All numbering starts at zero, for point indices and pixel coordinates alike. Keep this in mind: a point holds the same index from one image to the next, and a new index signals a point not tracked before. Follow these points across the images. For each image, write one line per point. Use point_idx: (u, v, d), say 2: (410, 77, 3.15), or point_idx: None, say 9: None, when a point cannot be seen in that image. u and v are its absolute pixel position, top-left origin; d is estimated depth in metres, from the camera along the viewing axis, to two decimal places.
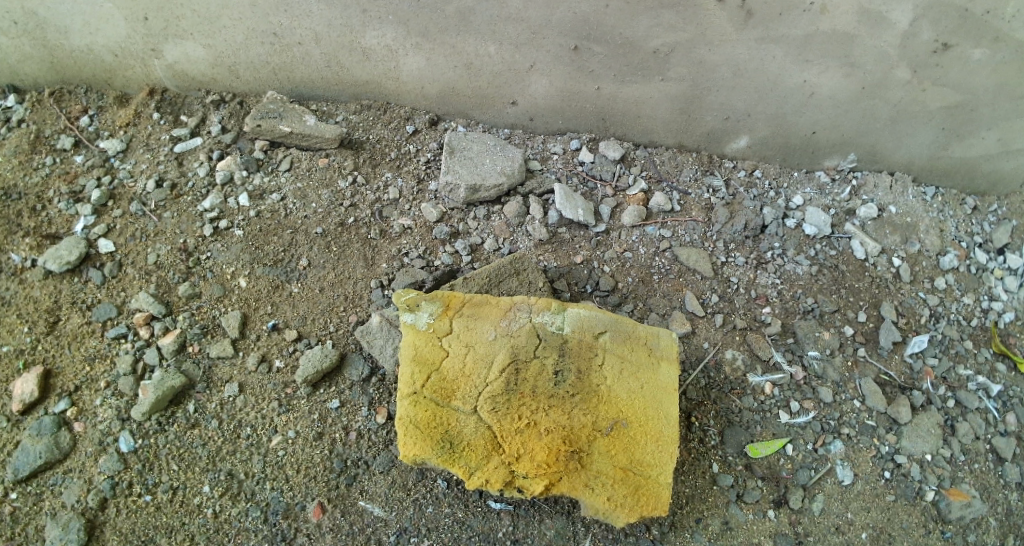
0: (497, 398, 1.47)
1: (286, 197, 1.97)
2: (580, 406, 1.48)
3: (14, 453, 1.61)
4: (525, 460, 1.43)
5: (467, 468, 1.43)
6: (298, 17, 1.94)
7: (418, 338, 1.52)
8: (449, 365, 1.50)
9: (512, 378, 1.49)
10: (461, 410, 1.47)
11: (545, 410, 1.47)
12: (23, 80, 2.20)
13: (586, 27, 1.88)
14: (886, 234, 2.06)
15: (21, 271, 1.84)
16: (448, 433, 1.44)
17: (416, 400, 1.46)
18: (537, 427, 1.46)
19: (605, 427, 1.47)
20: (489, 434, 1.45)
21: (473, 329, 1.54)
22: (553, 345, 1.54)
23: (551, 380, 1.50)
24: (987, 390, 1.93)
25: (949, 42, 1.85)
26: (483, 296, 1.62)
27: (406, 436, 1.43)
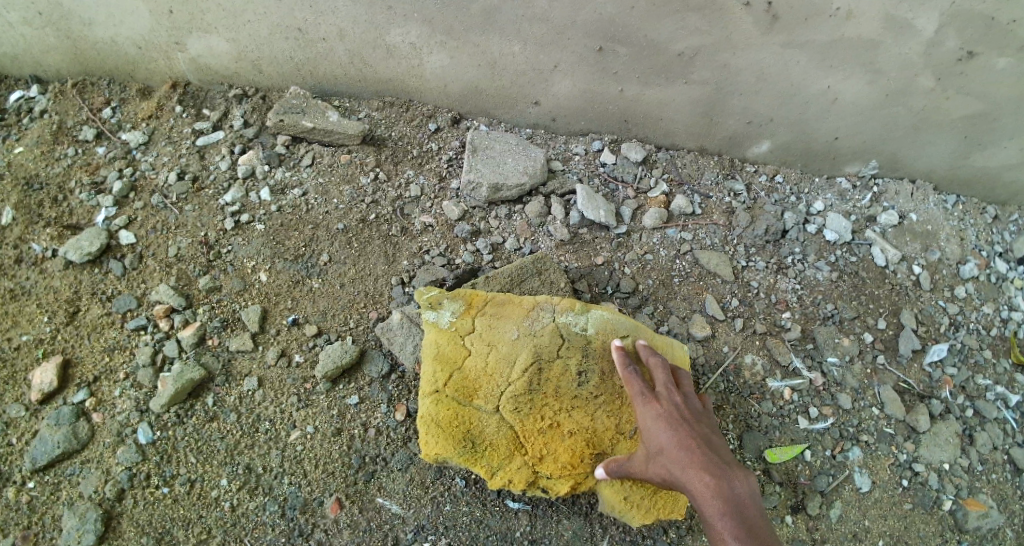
0: (520, 398, 1.48)
1: (307, 192, 1.98)
2: (602, 407, 1.49)
3: (33, 442, 1.62)
4: (549, 461, 1.46)
5: (489, 466, 1.46)
6: (323, 13, 1.93)
7: (440, 337, 1.52)
8: (471, 364, 1.50)
9: (535, 378, 1.49)
10: (484, 409, 1.47)
11: (568, 411, 1.48)
12: (47, 71, 2.22)
13: (611, 29, 1.86)
14: (907, 241, 2.06)
15: (43, 260, 1.86)
16: (470, 433, 1.46)
17: (438, 398, 1.46)
18: (560, 429, 1.47)
19: (627, 429, 1.47)
20: (511, 434, 1.47)
21: (496, 328, 1.54)
22: (576, 346, 1.54)
23: (574, 381, 1.50)
24: (1005, 400, 1.91)
25: (975, 50, 1.79)
26: (504, 295, 1.62)
27: (429, 435, 1.44)
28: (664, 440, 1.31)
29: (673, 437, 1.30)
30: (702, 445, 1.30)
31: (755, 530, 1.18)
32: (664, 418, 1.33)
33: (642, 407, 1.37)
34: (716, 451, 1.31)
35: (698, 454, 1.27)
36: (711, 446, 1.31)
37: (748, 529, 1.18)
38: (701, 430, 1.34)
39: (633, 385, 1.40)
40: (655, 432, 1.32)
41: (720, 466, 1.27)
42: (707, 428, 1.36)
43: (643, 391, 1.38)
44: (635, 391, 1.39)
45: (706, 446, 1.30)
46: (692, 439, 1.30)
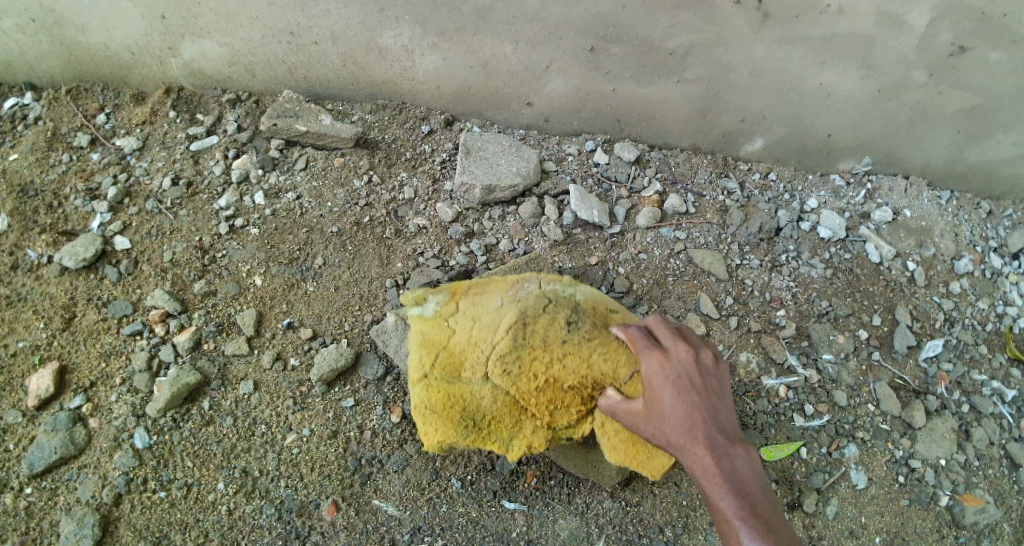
0: (508, 358, 1.40)
1: (301, 195, 1.98)
2: (598, 351, 1.42)
3: (30, 448, 1.62)
4: (559, 416, 1.41)
5: (500, 441, 1.42)
6: (316, 15, 1.94)
7: (424, 324, 1.48)
8: (457, 340, 1.45)
9: (520, 334, 1.42)
10: (474, 381, 1.42)
11: (561, 361, 1.41)
12: (41, 78, 2.22)
13: (604, 27, 1.86)
14: (901, 237, 2.06)
15: (38, 267, 1.86)
16: (468, 411, 1.41)
17: (427, 382, 1.42)
18: (557, 383, 1.40)
19: (624, 374, 1.39)
20: (510, 401, 1.41)
21: (480, 304, 1.51)
22: (562, 303, 1.49)
23: (563, 329, 1.44)
24: (1001, 395, 1.91)
25: (967, 45, 1.79)
26: (485, 280, 1.61)
27: (427, 424, 1.41)
28: (668, 407, 1.20)
29: (678, 404, 1.20)
30: (710, 417, 1.19)
31: (759, 512, 1.11)
32: (671, 383, 1.22)
33: (647, 367, 1.25)
34: (725, 424, 1.21)
35: (704, 427, 1.18)
36: (721, 417, 1.21)
37: (752, 513, 1.10)
38: (712, 399, 1.22)
39: (640, 344, 1.29)
40: (661, 398, 1.22)
41: (726, 441, 1.18)
42: (720, 393, 1.25)
43: (650, 351, 1.27)
44: (641, 349, 1.28)
45: (714, 418, 1.20)
46: (698, 410, 1.19)
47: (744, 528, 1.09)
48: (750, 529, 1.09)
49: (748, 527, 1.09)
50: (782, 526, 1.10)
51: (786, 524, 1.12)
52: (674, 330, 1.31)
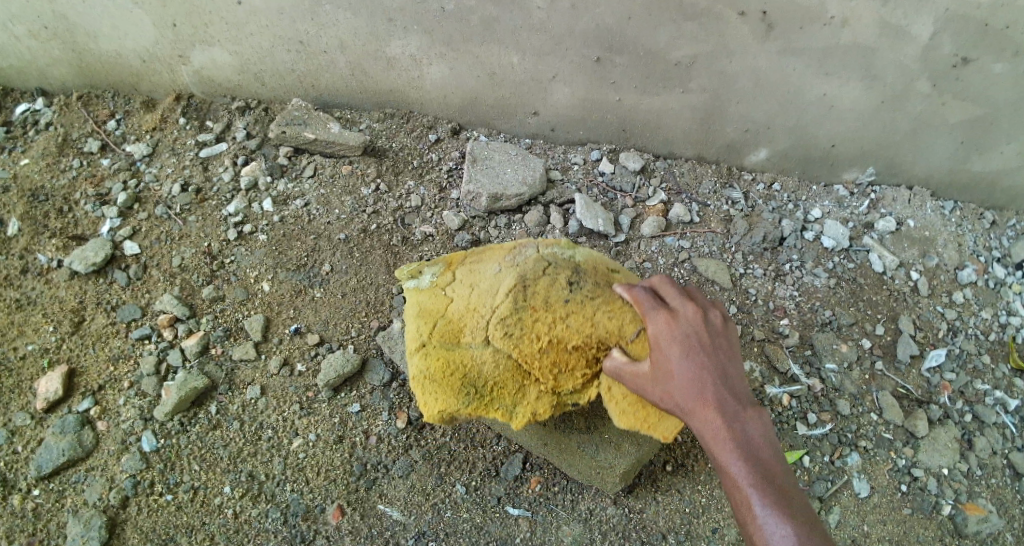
0: (508, 320, 1.31)
1: (309, 202, 2.00)
2: (603, 308, 1.31)
3: (38, 450, 1.64)
4: (565, 381, 1.33)
5: (504, 409, 1.34)
6: (324, 25, 1.95)
7: (420, 295, 1.41)
8: (454, 308, 1.37)
9: (520, 296, 1.32)
10: (474, 347, 1.33)
11: (564, 321, 1.31)
12: (52, 84, 2.25)
13: (609, 38, 1.87)
14: (905, 247, 2.08)
15: (48, 271, 1.89)
16: (468, 378, 1.32)
17: (425, 351, 1.34)
18: (561, 344, 1.30)
19: (631, 331, 1.29)
20: (512, 366, 1.32)
21: (477, 270, 1.42)
22: (563, 262, 1.38)
23: (565, 289, 1.33)
24: (1004, 405, 1.92)
25: (969, 56, 1.78)
26: (482, 246, 1.51)
27: (425, 394, 1.33)
28: (675, 369, 1.15)
29: (686, 366, 1.15)
30: (719, 379, 1.15)
31: (771, 478, 1.07)
32: (679, 343, 1.17)
33: (653, 328, 1.20)
34: (735, 386, 1.16)
35: (714, 390, 1.14)
36: (731, 379, 1.17)
37: (764, 479, 1.07)
38: (722, 360, 1.18)
39: (646, 303, 1.24)
40: (669, 360, 1.16)
41: (736, 405, 1.13)
42: (730, 356, 1.20)
43: (656, 311, 1.21)
44: (647, 309, 1.23)
45: (724, 381, 1.15)
46: (707, 372, 1.15)
47: (755, 495, 1.05)
48: (763, 495, 1.05)
49: (760, 493, 1.05)
50: (796, 493, 1.07)
51: (800, 492, 1.08)
52: (682, 290, 1.26)
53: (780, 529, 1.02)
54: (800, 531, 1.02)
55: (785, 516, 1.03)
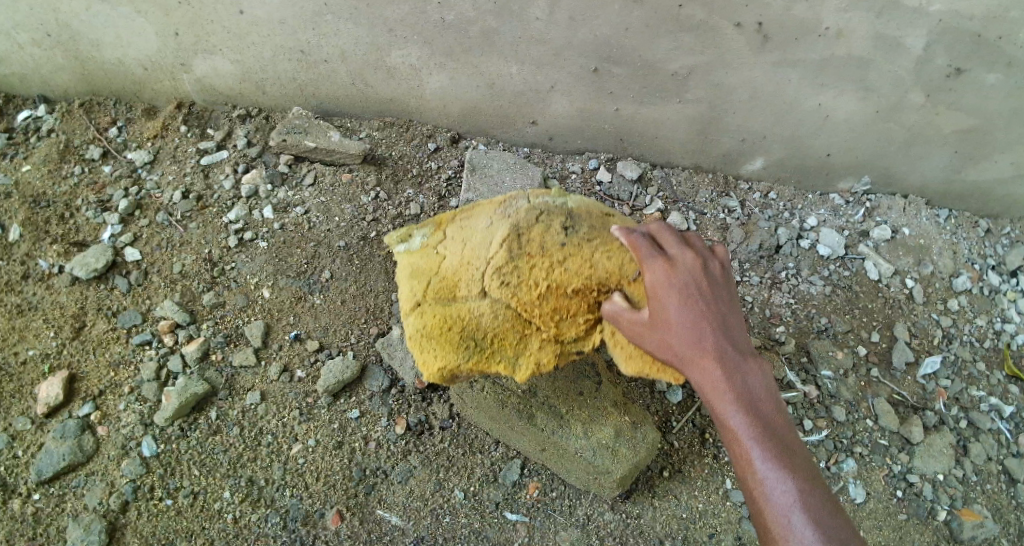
0: (504, 269, 1.25)
1: (309, 210, 2.02)
2: (601, 250, 1.26)
3: (38, 455, 1.65)
4: (566, 328, 1.28)
5: (506, 360, 1.31)
6: (326, 35, 1.97)
7: (413, 258, 1.37)
8: (448, 265, 1.32)
9: (515, 244, 1.26)
10: (472, 300, 1.28)
11: (562, 265, 1.24)
12: (54, 91, 2.27)
13: (608, 49, 1.88)
14: (900, 256, 2.11)
15: (49, 277, 1.90)
16: (466, 332, 1.28)
17: (421, 310, 1.30)
18: (561, 289, 1.24)
19: (632, 272, 1.24)
20: (511, 315, 1.27)
21: (468, 227, 1.36)
22: (557, 209, 1.32)
23: (560, 234, 1.27)
24: (999, 412, 1.93)
25: (963, 67, 1.80)
26: (473, 206, 1.46)
27: (424, 352, 1.31)
28: (675, 318, 1.11)
29: (686, 316, 1.10)
30: (719, 328, 1.11)
31: (771, 430, 1.05)
32: (678, 292, 1.11)
33: (651, 274, 1.14)
34: (737, 336, 1.12)
35: (714, 340, 1.09)
36: (731, 327, 1.12)
37: (765, 432, 1.05)
38: (722, 308, 1.13)
39: (643, 249, 1.17)
40: (667, 310, 1.11)
41: (738, 355, 1.10)
42: (729, 303, 1.15)
43: (654, 258, 1.15)
44: (644, 255, 1.17)
45: (724, 329, 1.11)
46: (707, 321, 1.10)
47: (756, 448, 1.04)
48: (763, 448, 1.03)
49: (760, 446, 1.04)
50: (796, 444, 1.06)
51: (799, 442, 1.07)
52: (680, 234, 1.20)
53: (781, 481, 1.01)
54: (799, 483, 1.02)
55: (785, 469, 1.02)
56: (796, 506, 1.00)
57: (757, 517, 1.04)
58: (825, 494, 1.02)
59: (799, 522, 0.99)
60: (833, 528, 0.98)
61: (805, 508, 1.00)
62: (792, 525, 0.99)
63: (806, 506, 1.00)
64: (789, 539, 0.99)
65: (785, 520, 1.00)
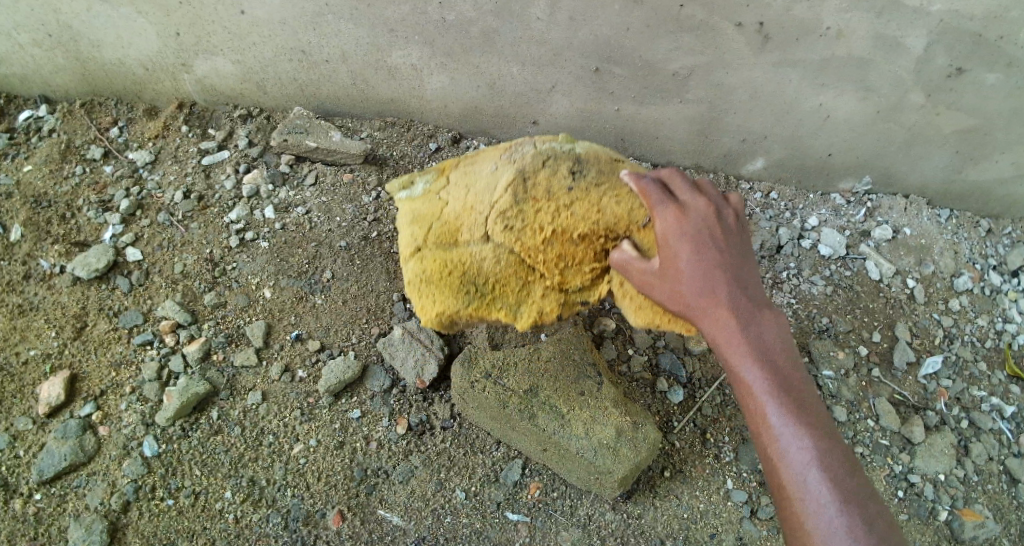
0: (509, 214, 1.23)
1: (310, 210, 2.02)
2: (609, 196, 1.23)
3: (39, 455, 1.65)
4: (571, 276, 1.28)
5: (507, 307, 1.32)
6: (326, 35, 1.97)
7: (415, 204, 1.35)
8: (451, 210, 1.30)
9: (520, 189, 1.23)
10: (475, 245, 1.27)
11: (568, 209, 1.22)
12: (56, 91, 2.27)
13: (608, 49, 1.88)
14: (900, 255, 2.11)
15: (50, 277, 1.90)
16: (469, 277, 1.28)
17: (421, 256, 1.31)
18: (566, 234, 1.23)
19: (642, 218, 1.22)
20: (515, 261, 1.26)
21: (472, 172, 1.33)
22: (564, 154, 1.28)
23: (567, 179, 1.24)
24: (1000, 411, 1.93)
25: (964, 67, 1.80)
26: (479, 152, 1.42)
27: (423, 298, 1.33)
28: (687, 268, 1.07)
29: (698, 265, 1.07)
30: (733, 278, 1.08)
31: (786, 383, 1.04)
32: (690, 241, 1.08)
33: (662, 222, 1.11)
34: (750, 287, 1.09)
35: (728, 291, 1.06)
36: (745, 278, 1.10)
37: (781, 388, 1.03)
38: (736, 259, 1.10)
39: (653, 196, 1.14)
40: (680, 259, 1.08)
41: (752, 306, 1.07)
42: (742, 253, 1.12)
43: (665, 205, 1.11)
44: (655, 202, 1.13)
45: (738, 280, 1.08)
46: (721, 271, 1.07)
47: (772, 403, 1.02)
48: (778, 402, 1.02)
49: (777, 402, 1.02)
50: (812, 400, 1.04)
51: (815, 398, 1.06)
52: (691, 182, 1.16)
53: (797, 438, 1.00)
54: (816, 439, 1.00)
55: (802, 425, 1.01)
56: (812, 463, 0.99)
57: (772, 474, 1.03)
58: (841, 450, 1.01)
59: (816, 480, 0.98)
60: (849, 485, 0.98)
61: (820, 463, 0.99)
62: (808, 483, 0.98)
63: (821, 461, 0.99)
64: (805, 496, 0.98)
65: (800, 477, 0.99)
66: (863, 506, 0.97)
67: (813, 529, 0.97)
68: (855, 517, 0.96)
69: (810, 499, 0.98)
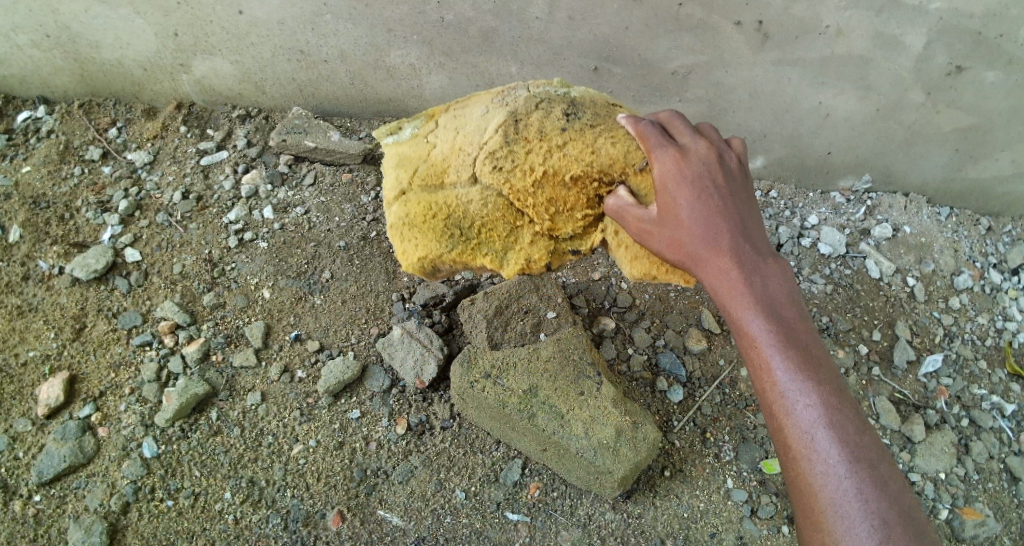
0: (498, 154, 1.18)
1: (309, 210, 2.02)
2: (604, 137, 1.19)
3: (39, 456, 1.65)
4: (562, 223, 1.24)
5: (493, 254, 1.29)
6: (325, 35, 1.96)
7: (401, 147, 1.31)
8: (438, 152, 1.26)
9: (511, 129, 1.19)
10: (461, 188, 1.23)
11: (561, 150, 1.18)
12: (54, 92, 2.26)
13: (608, 49, 1.88)
14: (900, 254, 2.11)
15: (49, 278, 1.90)
16: (453, 221, 1.24)
17: (405, 199, 1.26)
18: (558, 176, 1.18)
19: (638, 161, 1.17)
20: (502, 205, 1.22)
21: (462, 115, 1.29)
22: (558, 98, 1.24)
23: (561, 120, 1.20)
24: (1001, 410, 1.93)
25: (964, 65, 1.79)
26: (471, 98, 1.38)
27: (406, 242, 1.29)
28: (687, 213, 1.04)
29: (699, 210, 1.03)
30: (736, 226, 1.04)
31: (791, 334, 1.00)
32: (691, 185, 1.05)
33: (662, 168, 1.08)
34: (753, 235, 1.06)
35: (730, 238, 1.03)
36: (748, 226, 1.06)
37: (788, 341, 0.99)
38: (738, 206, 1.07)
39: (653, 141, 1.11)
40: (680, 204, 1.04)
41: (755, 255, 1.04)
42: (745, 199, 1.09)
43: (665, 149, 1.09)
44: (654, 148, 1.10)
45: (740, 227, 1.05)
46: (723, 218, 1.04)
47: (777, 357, 0.98)
48: (783, 355, 0.98)
49: (783, 356, 0.98)
50: (820, 355, 1.01)
51: (823, 352, 1.02)
52: (692, 127, 1.13)
53: (803, 394, 0.96)
54: (823, 395, 0.97)
55: (809, 380, 0.97)
56: (820, 420, 0.95)
57: (777, 433, 0.99)
58: (849, 406, 0.98)
59: (824, 439, 0.95)
60: (859, 443, 0.94)
61: (827, 420, 0.95)
62: (816, 441, 0.95)
63: (828, 417, 0.95)
64: (812, 455, 0.94)
65: (808, 436, 0.95)
66: (874, 466, 0.93)
67: (821, 490, 0.93)
68: (864, 476, 0.92)
69: (818, 458, 0.94)
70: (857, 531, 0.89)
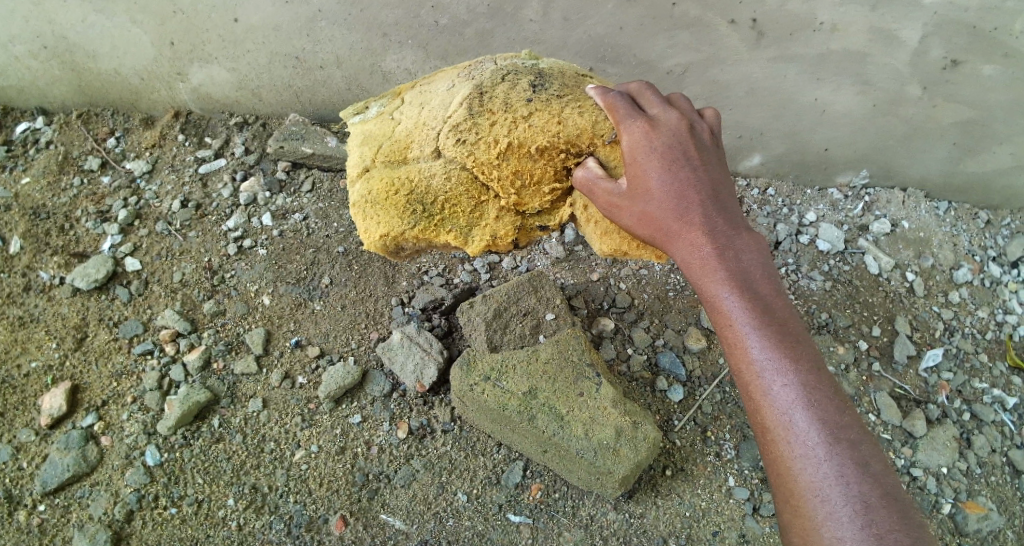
0: (462, 126, 1.18)
1: (308, 216, 2.02)
2: (572, 107, 1.20)
3: (42, 466, 1.66)
4: (529, 199, 1.23)
5: (457, 231, 1.26)
6: (321, 40, 1.97)
7: (367, 125, 1.34)
8: (401, 129, 1.28)
9: (476, 101, 1.20)
10: (425, 163, 1.22)
11: (527, 121, 1.18)
12: (51, 102, 2.27)
13: (603, 49, 1.88)
14: (900, 249, 2.11)
15: (50, 288, 1.91)
16: (415, 197, 1.22)
17: (369, 175, 1.25)
18: (524, 148, 1.17)
19: (607, 132, 1.17)
20: (466, 179, 1.21)
21: (429, 92, 1.32)
22: (526, 71, 1.26)
23: (527, 91, 1.21)
24: (1003, 403, 1.92)
25: (960, 58, 1.79)
26: (438, 76, 1.41)
27: (368, 220, 1.24)
28: (656, 185, 1.04)
29: (668, 182, 1.04)
30: (707, 198, 1.04)
31: (766, 308, 0.99)
32: (660, 157, 1.05)
33: (631, 141, 1.08)
34: (726, 208, 1.06)
35: (701, 211, 1.03)
36: (720, 199, 1.06)
37: (762, 316, 0.98)
38: (711, 179, 1.07)
39: (622, 113, 1.11)
40: (650, 178, 1.04)
41: (728, 228, 1.03)
42: (717, 172, 1.09)
43: (634, 120, 1.09)
44: (623, 120, 1.10)
45: (712, 200, 1.05)
46: (694, 191, 1.04)
47: (752, 332, 0.97)
48: (758, 331, 0.97)
49: (758, 332, 0.97)
50: (797, 331, 0.99)
51: (801, 329, 1.00)
52: (663, 100, 1.14)
53: (780, 373, 0.95)
54: (801, 373, 0.95)
55: (785, 358, 0.95)
56: (797, 399, 0.93)
57: (754, 414, 0.97)
58: (829, 384, 0.95)
59: (801, 419, 0.92)
60: (840, 423, 0.92)
61: (805, 399, 0.93)
62: (794, 422, 0.93)
63: (807, 396, 0.93)
64: (790, 436, 0.92)
65: (785, 417, 0.93)
66: (855, 447, 0.91)
67: (800, 472, 0.91)
68: (845, 458, 0.90)
69: (796, 439, 0.92)
70: (839, 515, 0.87)
